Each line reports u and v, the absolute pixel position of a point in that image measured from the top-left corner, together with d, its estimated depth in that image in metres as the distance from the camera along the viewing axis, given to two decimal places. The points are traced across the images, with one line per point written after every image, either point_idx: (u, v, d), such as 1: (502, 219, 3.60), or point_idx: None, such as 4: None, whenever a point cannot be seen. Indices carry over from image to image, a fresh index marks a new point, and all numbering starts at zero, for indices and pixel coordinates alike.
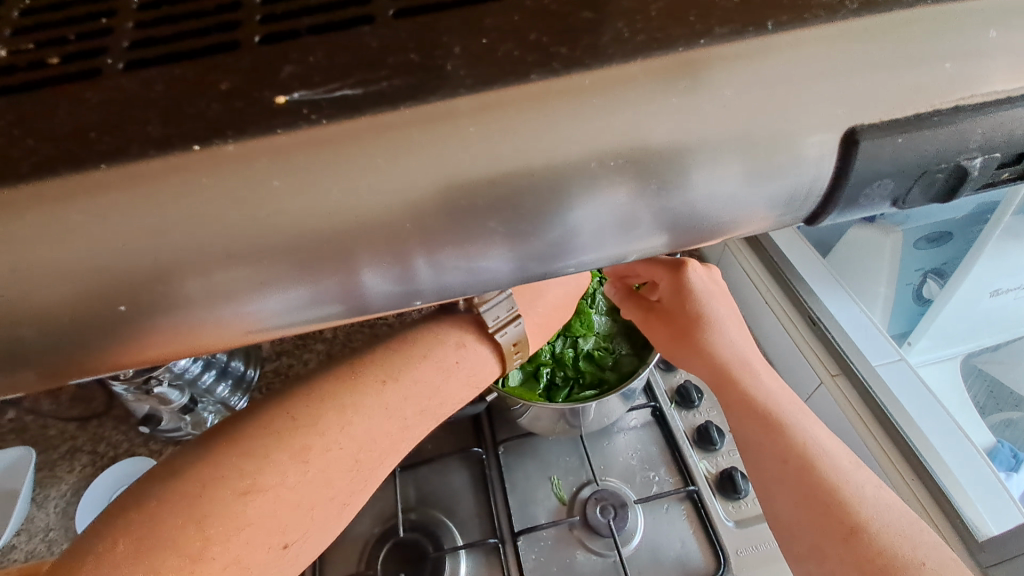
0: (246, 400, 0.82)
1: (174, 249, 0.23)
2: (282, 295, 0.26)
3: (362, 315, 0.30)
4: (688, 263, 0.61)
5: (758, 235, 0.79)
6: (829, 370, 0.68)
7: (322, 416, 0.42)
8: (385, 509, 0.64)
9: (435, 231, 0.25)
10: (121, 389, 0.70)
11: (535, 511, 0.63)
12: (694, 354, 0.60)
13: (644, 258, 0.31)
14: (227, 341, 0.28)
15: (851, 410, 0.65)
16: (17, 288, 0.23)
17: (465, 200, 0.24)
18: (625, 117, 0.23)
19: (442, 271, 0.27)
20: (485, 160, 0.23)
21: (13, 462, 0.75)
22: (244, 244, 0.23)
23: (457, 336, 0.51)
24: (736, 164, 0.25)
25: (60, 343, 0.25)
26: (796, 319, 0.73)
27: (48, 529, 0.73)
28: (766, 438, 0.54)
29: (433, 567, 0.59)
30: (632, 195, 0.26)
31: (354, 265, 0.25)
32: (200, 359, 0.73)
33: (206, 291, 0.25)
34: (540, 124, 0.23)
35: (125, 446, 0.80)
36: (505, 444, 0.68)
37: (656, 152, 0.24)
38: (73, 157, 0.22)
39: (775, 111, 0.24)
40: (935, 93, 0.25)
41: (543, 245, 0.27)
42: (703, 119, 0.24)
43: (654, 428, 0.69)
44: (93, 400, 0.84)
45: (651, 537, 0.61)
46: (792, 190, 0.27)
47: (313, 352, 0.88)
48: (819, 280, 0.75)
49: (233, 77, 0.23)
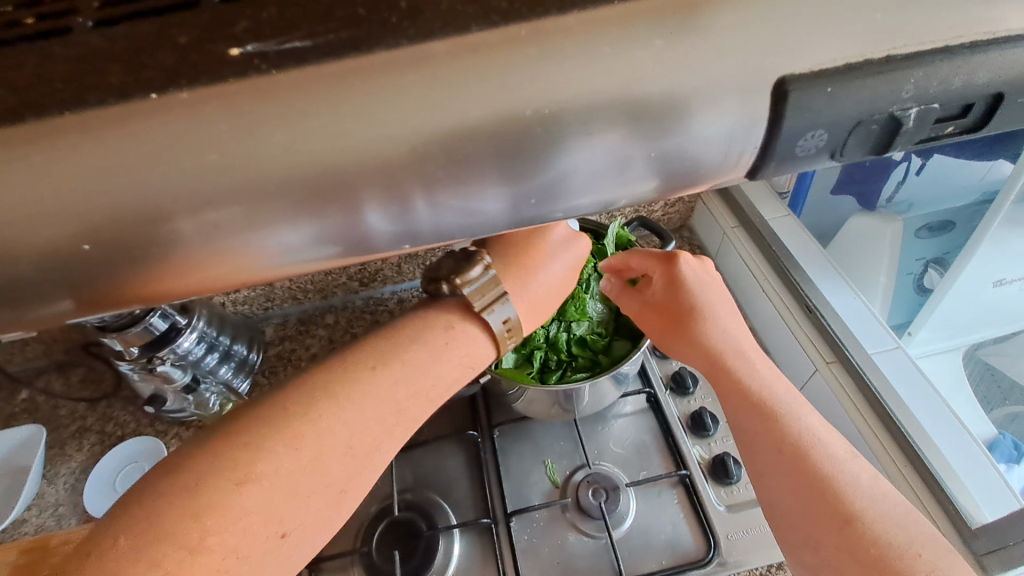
0: (249, 383, 0.84)
1: (144, 192, 0.25)
2: (294, 233, 0.28)
3: (365, 254, 0.31)
4: (680, 255, 0.63)
5: (756, 224, 0.79)
6: (824, 358, 0.68)
7: (314, 403, 0.43)
8: (382, 489, 0.65)
9: (434, 172, 0.27)
10: (127, 369, 0.72)
11: (528, 493, 0.64)
12: (687, 342, 0.60)
13: (633, 204, 0.32)
14: (243, 277, 0.31)
15: (845, 397, 0.65)
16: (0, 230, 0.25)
17: (465, 141, 0.26)
18: (615, 61, 0.25)
19: (438, 210, 0.29)
20: (476, 101, 0.25)
21: (25, 439, 0.79)
22: (236, 182, 0.25)
23: (445, 320, 0.52)
24: (730, 108, 0.27)
25: (52, 283, 0.27)
26: (793, 308, 0.73)
27: (57, 504, 0.75)
28: (764, 429, 0.54)
29: (427, 546, 0.60)
30: (626, 140, 0.27)
31: (357, 202, 0.27)
32: (203, 341, 0.75)
33: (199, 230, 0.27)
34: (501, 71, 0.25)
35: (132, 426, 0.82)
36: (500, 427, 0.69)
37: (652, 98, 0.26)
38: (40, 105, 0.24)
39: (758, 54, 0.26)
40: (863, 41, 0.26)
41: (536, 188, 0.29)
42: (690, 64, 0.26)
43: (649, 415, 0.69)
44: (104, 383, 0.87)
45: (643, 521, 0.61)
46: (779, 138, 0.28)
47: (315, 337, 0.90)
48: (817, 268, 0.74)
49: (191, 32, 0.25)
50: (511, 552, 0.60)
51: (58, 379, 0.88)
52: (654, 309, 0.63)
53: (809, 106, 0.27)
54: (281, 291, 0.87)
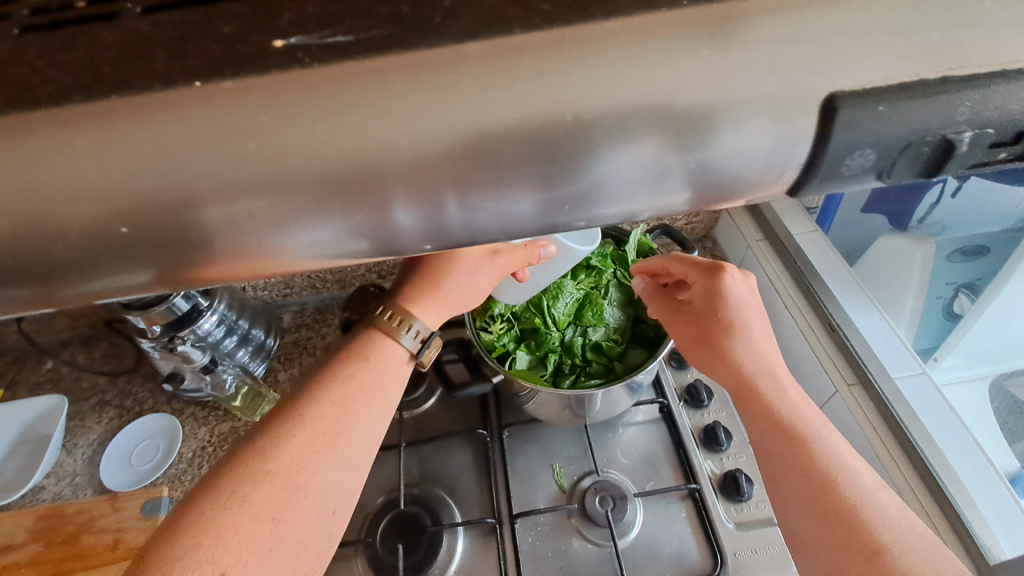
0: (265, 368, 0.85)
1: (176, 180, 0.25)
2: (318, 228, 0.28)
3: (392, 253, 0.31)
4: (723, 267, 0.61)
5: (783, 239, 0.78)
6: (846, 379, 0.67)
7: (229, 457, 0.46)
8: (389, 481, 0.66)
9: (469, 175, 0.26)
10: (149, 346, 0.74)
11: (534, 496, 0.64)
12: (718, 359, 0.59)
13: (664, 216, 0.32)
14: (275, 269, 0.31)
15: (865, 420, 0.64)
16: (34, 208, 0.25)
17: (494, 145, 0.26)
18: (651, 70, 0.25)
19: (471, 211, 0.28)
20: (503, 108, 0.25)
21: (47, 409, 0.82)
22: (266, 176, 0.25)
23: (353, 345, 0.55)
24: (767, 123, 0.26)
25: (81, 261, 0.28)
26: (816, 325, 0.71)
27: (74, 474, 0.77)
28: (791, 456, 0.53)
29: (430, 541, 0.60)
30: (662, 150, 0.27)
31: (387, 198, 0.27)
32: (223, 323, 0.77)
33: (224, 218, 0.27)
34: (544, 74, 0.25)
35: (149, 403, 0.83)
36: (509, 428, 0.69)
37: (687, 110, 0.25)
38: (86, 86, 0.25)
39: (802, 67, 0.25)
40: (916, 58, 0.25)
41: (572, 192, 0.28)
42: (730, 76, 0.25)
43: (660, 425, 0.68)
44: (125, 359, 0.89)
45: (649, 532, 0.60)
46: (820, 154, 0.28)
47: (331, 327, 0.91)
48: (843, 287, 0.73)
49: (237, 22, 0.24)
50: (514, 555, 0.59)
51: (83, 353, 0.91)
52: (688, 321, 0.62)
53: (847, 127, 0.26)
54: (300, 280, 0.89)
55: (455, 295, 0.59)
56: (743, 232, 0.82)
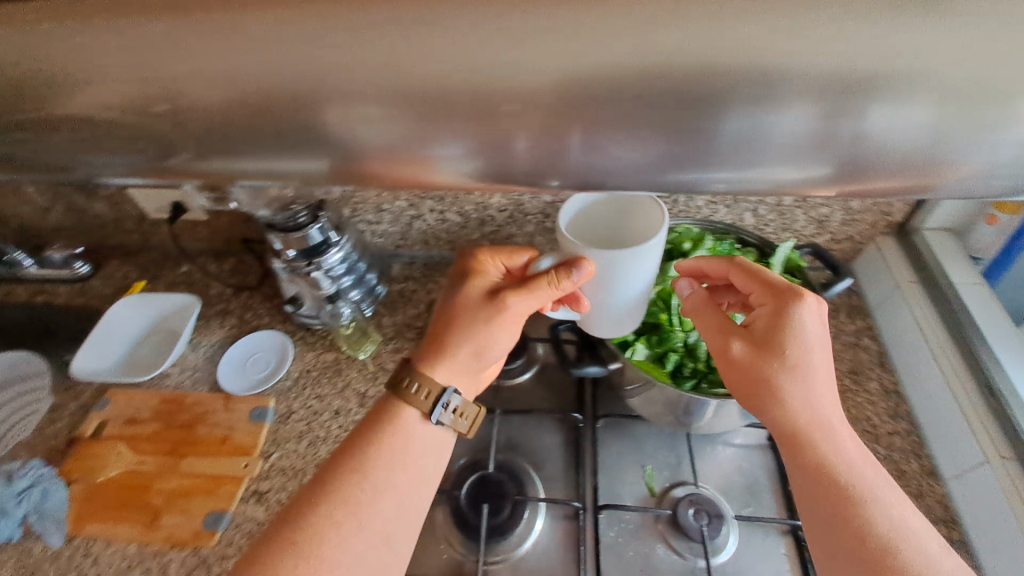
0: (372, 311, 0.88)
1: (452, 69, 0.35)
2: (451, 147, 0.39)
3: (505, 178, 0.41)
4: (800, 297, 0.53)
5: (942, 286, 0.71)
6: (999, 451, 0.59)
7: (269, 533, 0.52)
8: (479, 442, 0.67)
9: (600, 118, 0.36)
10: (280, 268, 0.80)
11: (622, 492, 0.62)
12: (772, 404, 0.51)
13: (797, 186, 0.39)
14: (437, 177, 0.42)
15: (1020, 500, 0.55)
16: (360, 76, 0.36)
17: (664, 83, 0.34)
18: (822, 30, 0.32)
19: (587, 151, 0.37)
20: (684, 42, 0.33)
21: (182, 306, 0.90)
22: (438, 87, 0.36)
23: (377, 416, 0.59)
24: (918, 106, 0.33)
25: (374, 131, 0.38)
26: (969, 385, 0.64)
27: (195, 368, 0.84)
28: (840, 520, 0.48)
29: (512, 510, 0.61)
30: (819, 115, 0.34)
31: (513, 128, 0.37)
32: (346, 261, 0.82)
33: (376, 136, 0.38)
34: (748, 23, 0.32)
35: (266, 319, 0.89)
36: (605, 419, 0.68)
37: (859, 71, 0.33)
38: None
39: (957, 54, 0.32)
40: None
41: (700, 145, 0.36)
42: (911, 51, 0.32)
43: (768, 453, 0.65)
44: (252, 276, 0.96)
45: (742, 559, 0.57)
46: (965, 145, 0.35)
47: (437, 284, 0.93)
48: (1010, 349, 0.65)
49: None
50: (594, 545, 0.58)
51: (216, 263, 0.99)
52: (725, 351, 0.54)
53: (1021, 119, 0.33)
54: (416, 233, 0.91)
55: (466, 358, 0.61)
56: (893, 270, 0.75)
